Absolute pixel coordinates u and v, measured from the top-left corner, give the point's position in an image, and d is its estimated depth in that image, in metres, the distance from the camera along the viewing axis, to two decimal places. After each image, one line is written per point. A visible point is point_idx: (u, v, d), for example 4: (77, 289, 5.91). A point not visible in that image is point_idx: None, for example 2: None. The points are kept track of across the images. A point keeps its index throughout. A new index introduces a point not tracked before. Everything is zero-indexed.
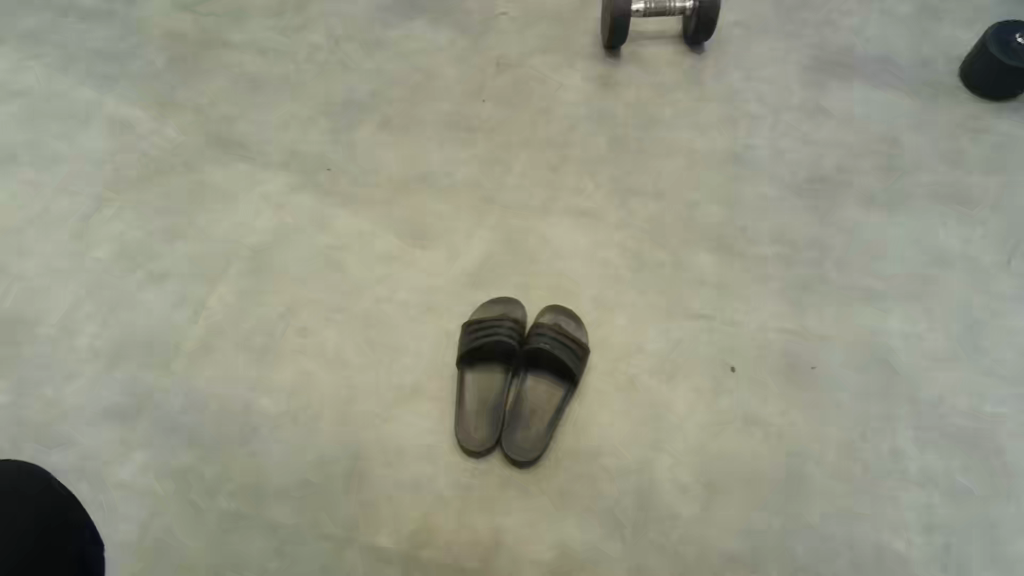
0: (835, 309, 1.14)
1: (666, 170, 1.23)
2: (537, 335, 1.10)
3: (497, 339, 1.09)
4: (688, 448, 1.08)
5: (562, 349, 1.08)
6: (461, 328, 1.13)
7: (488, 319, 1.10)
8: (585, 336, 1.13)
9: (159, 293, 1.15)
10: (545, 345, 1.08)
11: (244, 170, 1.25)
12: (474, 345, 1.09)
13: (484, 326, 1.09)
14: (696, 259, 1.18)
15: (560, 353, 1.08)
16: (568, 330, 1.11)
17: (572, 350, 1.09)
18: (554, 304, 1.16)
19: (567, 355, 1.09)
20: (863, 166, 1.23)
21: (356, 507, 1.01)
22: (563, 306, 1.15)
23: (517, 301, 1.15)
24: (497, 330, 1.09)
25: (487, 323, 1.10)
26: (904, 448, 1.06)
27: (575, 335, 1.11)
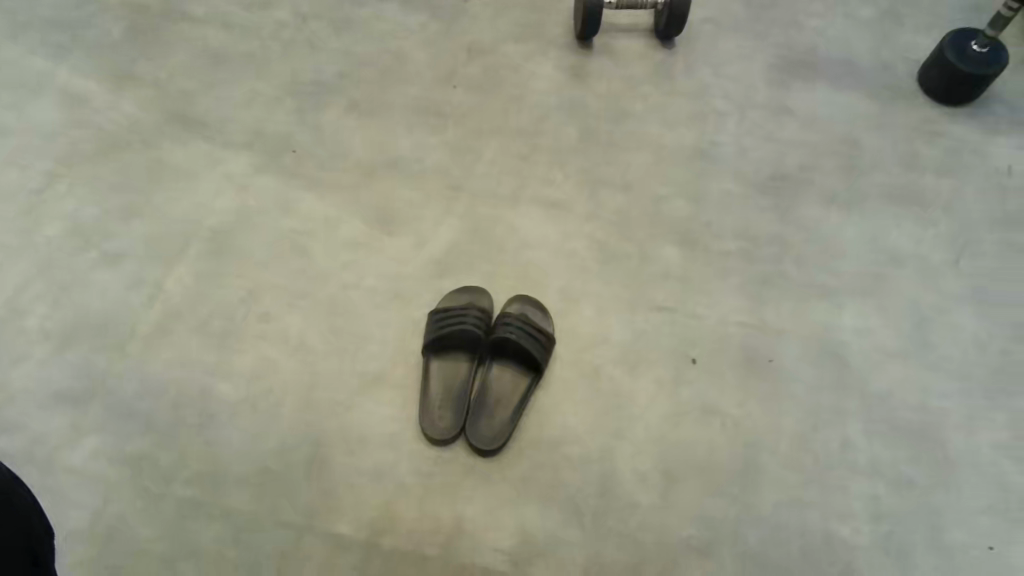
0: (793, 304, 1.14)
1: (635, 162, 1.27)
2: (503, 325, 1.05)
3: (463, 329, 1.04)
4: (649, 437, 1.02)
5: (528, 338, 1.03)
6: (428, 317, 1.10)
7: (454, 308, 1.06)
8: (551, 327, 1.09)
9: (114, 274, 1.15)
10: (510, 334, 1.03)
11: (204, 149, 1.27)
12: (440, 334, 1.04)
13: (451, 315, 1.05)
14: (663, 252, 1.18)
15: (525, 341, 1.03)
16: (534, 320, 1.06)
17: (539, 340, 1.04)
18: (523, 294, 1.11)
19: (534, 345, 1.03)
20: (825, 165, 1.28)
21: (318, 495, 0.97)
22: (530, 296, 1.11)
23: (484, 292, 1.11)
24: (462, 319, 1.05)
25: (452, 312, 1.06)
26: (854, 439, 1.04)
27: (541, 325, 1.06)
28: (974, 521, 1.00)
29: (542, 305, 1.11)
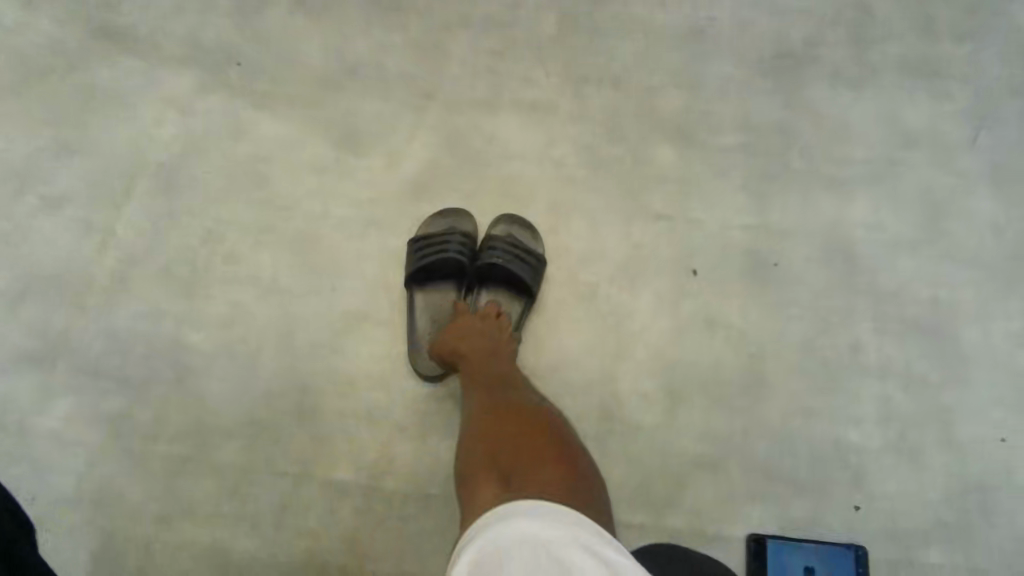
0: (800, 199, 1.06)
1: (623, 50, 1.13)
2: (488, 250, 0.98)
3: (445, 258, 0.97)
4: (650, 356, 0.98)
5: (515, 262, 0.97)
6: (407, 246, 1.02)
7: (435, 235, 0.98)
8: (541, 247, 1.01)
9: (57, 221, 1.04)
10: (498, 260, 0.96)
11: (138, 70, 1.13)
12: (422, 265, 0.98)
13: (432, 243, 0.98)
14: (658, 153, 1.07)
15: (513, 266, 0.96)
16: (522, 242, 0.99)
17: (527, 263, 0.98)
18: (508, 213, 1.03)
19: (521, 269, 0.97)
20: (833, 38, 1.15)
21: (311, 442, 0.93)
22: (516, 215, 1.03)
23: (466, 214, 1.03)
24: (444, 248, 0.98)
25: (433, 241, 0.99)
26: (864, 340, 1.00)
27: (530, 246, 1.00)
28: (984, 413, 0.97)
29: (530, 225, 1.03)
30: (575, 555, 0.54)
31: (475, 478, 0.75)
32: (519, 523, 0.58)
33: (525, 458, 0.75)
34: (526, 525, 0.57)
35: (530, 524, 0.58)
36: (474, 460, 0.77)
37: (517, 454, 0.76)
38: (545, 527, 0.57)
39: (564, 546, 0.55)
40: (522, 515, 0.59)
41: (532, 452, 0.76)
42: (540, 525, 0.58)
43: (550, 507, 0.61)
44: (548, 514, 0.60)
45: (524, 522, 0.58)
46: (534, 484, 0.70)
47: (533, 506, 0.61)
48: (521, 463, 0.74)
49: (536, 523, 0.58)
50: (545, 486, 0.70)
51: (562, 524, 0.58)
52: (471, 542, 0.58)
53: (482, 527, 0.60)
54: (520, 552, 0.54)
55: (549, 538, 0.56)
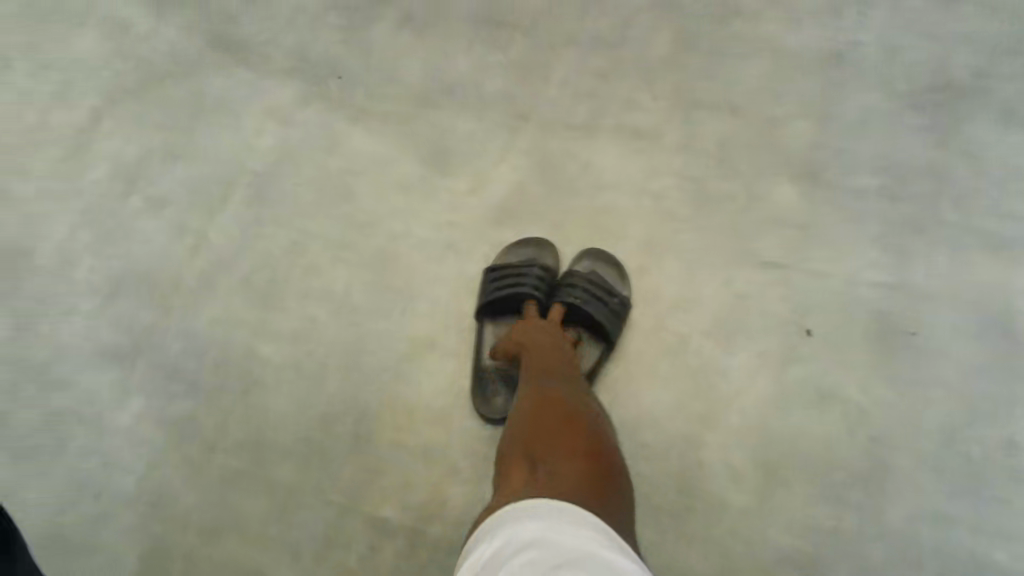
0: (948, 257, 0.89)
1: (745, 74, 1.01)
2: (566, 287, 0.89)
3: (518, 293, 0.89)
4: (746, 424, 0.85)
5: (595, 303, 0.87)
6: (482, 275, 0.95)
7: (511, 268, 0.91)
8: (627, 289, 0.91)
9: (157, 222, 1.08)
10: (576, 301, 0.87)
11: (248, 79, 1.15)
12: (493, 298, 0.90)
13: (507, 277, 0.90)
14: (775, 192, 0.94)
15: (592, 307, 0.87)
16: (606, 282, 0.89)
17: (608, 305, 0.88)
18: (593, 248, 0.94)
19: (601, 312, 0.88)
20: (1007, 69, 0.96)
21: (362, 473, 0.88)
22: (602, 251, 0.93)
23: (548, 245, 0.95)
24: (519, 282, 0.90)
25: (507, 273, 0.91)
26: (1022, 438, 0.81)
27: (615, 288, 0.90)
28: None
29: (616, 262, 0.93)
30: (573, 553, 0.49)
31: (506, 463, 0.68)
32: (522, 523, 0.53)
33: (558, 449, 0.66)
34: (528, 527, 0.53)
35: (534, 524, 0.53)
36: (510, 441, 0.71)
37: (551, 443, 0.67)
38: (551, 527, 0.52)
39: (564, 546, 0.50)
40: (525, 515, 0.54)
41: (568, 443, 0.67)
42: (544, 524, 0.53)
43: (559, 505, 0.56)
44: (554, 513, 0.54)
45: (527, 523, 0.53)
46: (558, 478, 0.62)
47: (538, 504, 0.56)
48: (552, 454, 0.66)
49: (540, 522, 0.53)
50: (568, 481, 0.62)
51: (571, 525, 0.53)
52: (475, 547, 0.54)
53: (489, 529, 0.56)
54: (515, 557, 0.49)
55: (551, 538, 0.51)
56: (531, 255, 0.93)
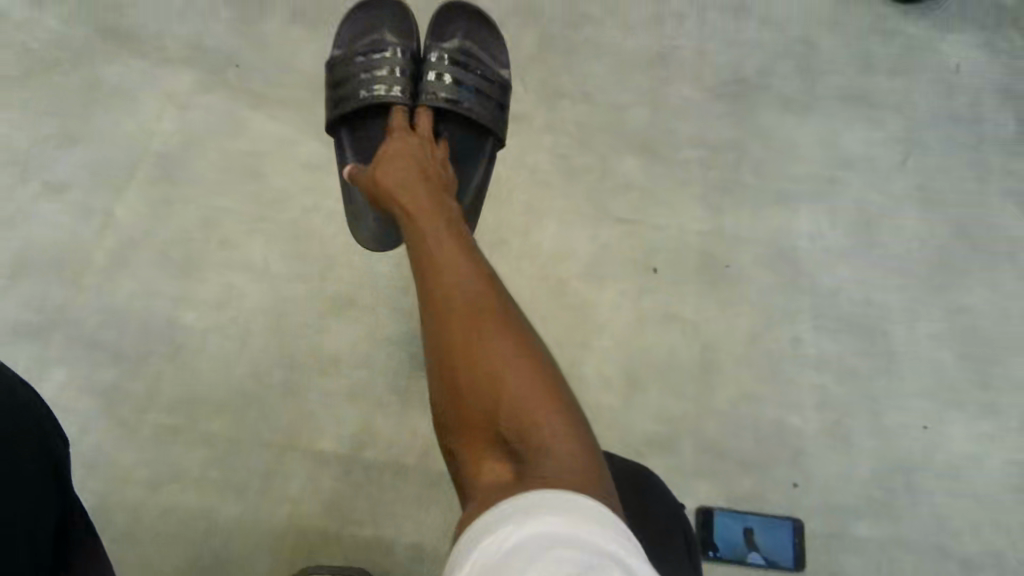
0: (752, 208, 1.18)
1: (594, 72, 1.24)
2: (427, 59, 0.98)
3: (378, 85, 0.96)
4: (615, 344, 1.07)
5: (461, 95, 0.96)
6: (343, 69, 0.99)
7: (372, 72, 0.96)
8: (485, 72, 1.00)
9: (59, 203, 1.11)
10: (438, 97, 0.95)
11: (143, 67, 1.20)
12: (353, 85, 0.98)
13: (369, 80, 0.96)
14: (624, 163, 1.18)
15: (455, 101, 0.96)
16: (465, 75, 0.98)
17: (474, 93, 0.97)
18: (449, 39, 1.01)
19: (467, 90, 0.97)
20: (781, 69, 1.28)
21: (296, 416, 1.00)
22: (457, 39, 1.01)
23: (408, 35, 1.01)
24: (377, 63, 0.97)
25: (366, 55, 0.99)
26: (803, 336, 1.11)
27: (473, 79, 0.98)
28: (911, 404, 1.09)
29: (492, 27, 1.06)
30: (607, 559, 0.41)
31: (476, 438, 0.61)
32: (536, 518, 0.45)
33: (528, 416, 0.59)
34: (545, 519, 0.45)
35: (550, 519, 0.45)
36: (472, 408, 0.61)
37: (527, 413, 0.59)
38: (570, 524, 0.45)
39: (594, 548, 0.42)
40: (541, 508, 0.46)
41: (544, 408, 0.60)
42: (564, 520, 0.45)
43: (573, 497, 0.49)
44: (574, 508, 0.47)
45: (541, 520, 0.45)
46: (547, 459, 0.55)
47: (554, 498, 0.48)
48: (528, 424, 0.59)
49: (559, 517, 0.45)
50: (564, 461, 0.55)
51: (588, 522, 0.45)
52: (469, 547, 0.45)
53: (488, 523, 0.47)
54: (533, 554, 0.41)
55: (575, 535, 0.43)
56: (388, 35, 1.02)
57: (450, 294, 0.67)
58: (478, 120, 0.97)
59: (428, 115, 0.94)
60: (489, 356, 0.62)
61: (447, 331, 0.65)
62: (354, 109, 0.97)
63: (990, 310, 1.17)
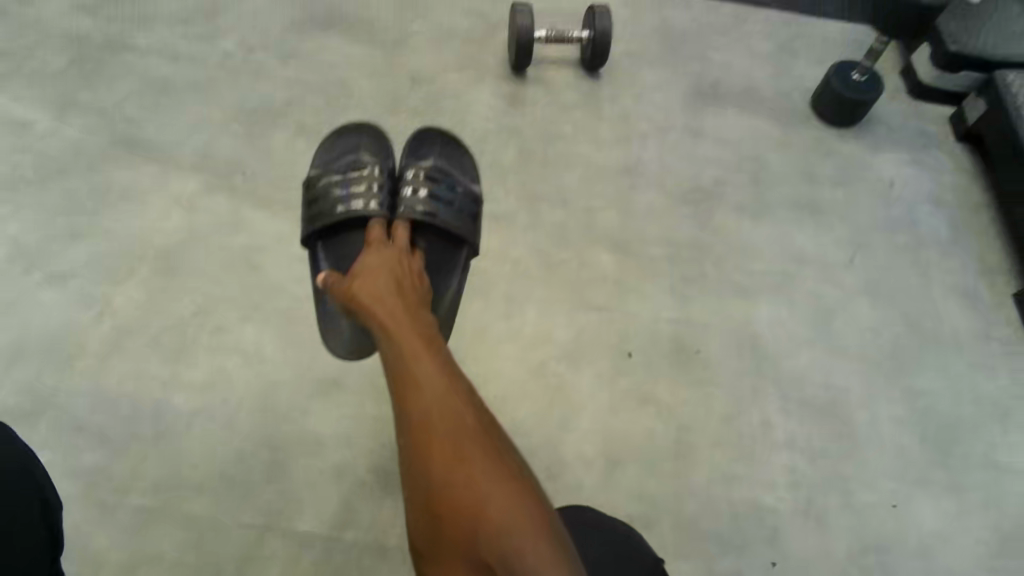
0: (715, 300, 1.27)
1: (569, 180, 1.36)
2: (404, 176, 1.09)
3: (359, 203, 1.05)
4: (594, 424, 1.13)
5: (435, 207, 1.05)
6: (324, 190, 1.08)
7: (351, 191, 1.06)
8: (458, 187, 1.10)
9: (61, 293, 1.15)
10: (416, 210, 1.04)
11: (154, 172, 1.27)
12: (333, 201, 1.06)
13: (348, 199, 1.05)
14: (598, 259, 1.28)
15: (430, 214, 1.04)
16: (439, 190, 1.07)
17: (449, 205, 1.07)
18: (424, 160, 1.12)
19: (443, 204, 1.06)
20: (736, 180, 1.42)
21: (277, 497, 1.02)
22: (432, 159, 1.12)
23: (386, 158, 1.14)
24: (357, 180, 1.07)
25: (347, 175, 1.08)
26: (773, 418, 1.17)
27: (448, 194, 1.08)
28: (880, 483, 1.14)
29: (463, 149, 1.19)
30: None
31: (451, 558, 0.67)
32: None
33: (497, 534, 0.65)
34: None
35: None
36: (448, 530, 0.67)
37: (495, 531, 0.65)
38: None
39: None
40: None
41: (511, 523, 0.65)
42: None
43: None
44: None
45: None
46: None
47: None
48: (497, 542, 0.64)
49: None
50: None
51: None
52: None
53: None
54: None
55: None
56: (367, 156, 1.13)
57: (429, 421, 0.72)
58: (453, 230, 1.05)
59: (405, 228, 1.02)
60: (469, 479, 0.68)
61: (430, 458, 0.71)
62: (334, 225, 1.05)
63: (944, 392, 1.25)
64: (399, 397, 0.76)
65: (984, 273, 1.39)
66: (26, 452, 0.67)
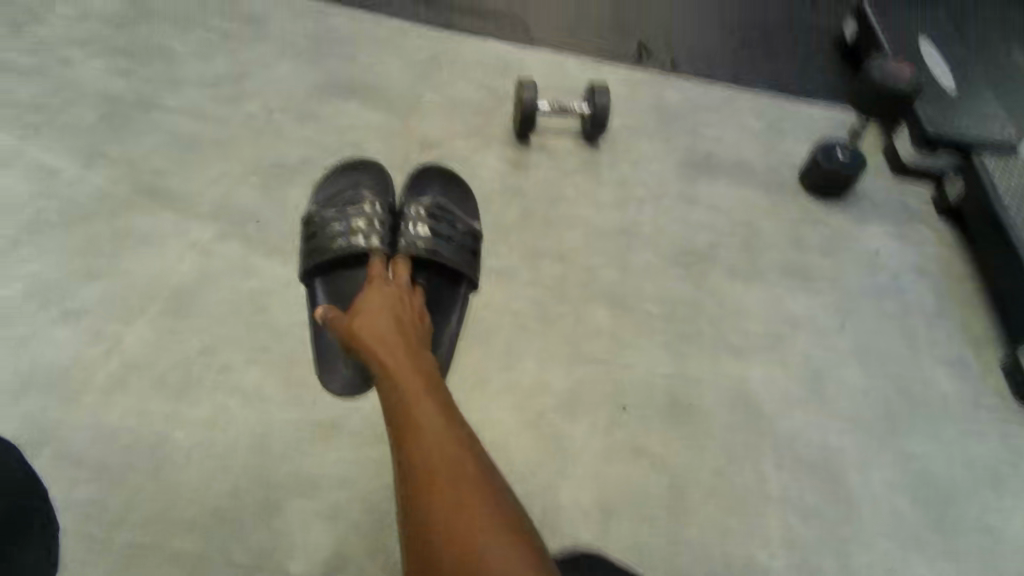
0: (708, 357, 1.31)
1: (569, 239, 1.42)
2: (405, 213, 1.16)
3: (360, 239, 1.11)
4: (587, 475, 1.16)
5: (436, 244, 1.12)
6: (324, 223, 1.14)
7: (353, 226, 1.12)
8: (458, 225, 1.18)
9: (74, 330, 1.18)
10: (417, 247, 1.11)
11: (173, 219, 1.33)
12: (334, 235, 1.12)
13: (350, 234, 1.11)
14: (595, 314, 1.33)
15: (430, 251, 1.11)
16: (439, 228, 1.15)
17: (450, 242, 1.14)
18: (425, 197, 1.20)
19: (444, 241, 1.14)
20: (729, 245, 1.47)
21: (270, 538, 1.05)
22: (433, 196, 1.20)
23: (387, 196, 1.21)
24: (358, 215, 1.13)
25: (348, 209, 1.14)
26: (767, 474, 1.21)
27: (448, 233, 1.15)
28: (874, 543, 1.18)
29: (461, 184, 1.27)
30: None
31: None
32: None
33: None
34: None
35: None
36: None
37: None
38: None
39: None
40: None
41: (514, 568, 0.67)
42: None
43: None
44: None
45: None
46: None
47: None
48: None
49: None
50: None
51: None
52: None
53: None
54: None
55: None
56: (367, 193, 1.20)
57: (431, 462, 0.74)
58: (452, 266, 1.13)
59: (407, 263, 1.09)
60: (471, 524, 0.69)
61: (432, 499, 0.72)
62: (335, 259, 1.11)
63: (936, 455, 1.27)
64: (400, 440, 0.77)
65: (971, 342, 1.43)
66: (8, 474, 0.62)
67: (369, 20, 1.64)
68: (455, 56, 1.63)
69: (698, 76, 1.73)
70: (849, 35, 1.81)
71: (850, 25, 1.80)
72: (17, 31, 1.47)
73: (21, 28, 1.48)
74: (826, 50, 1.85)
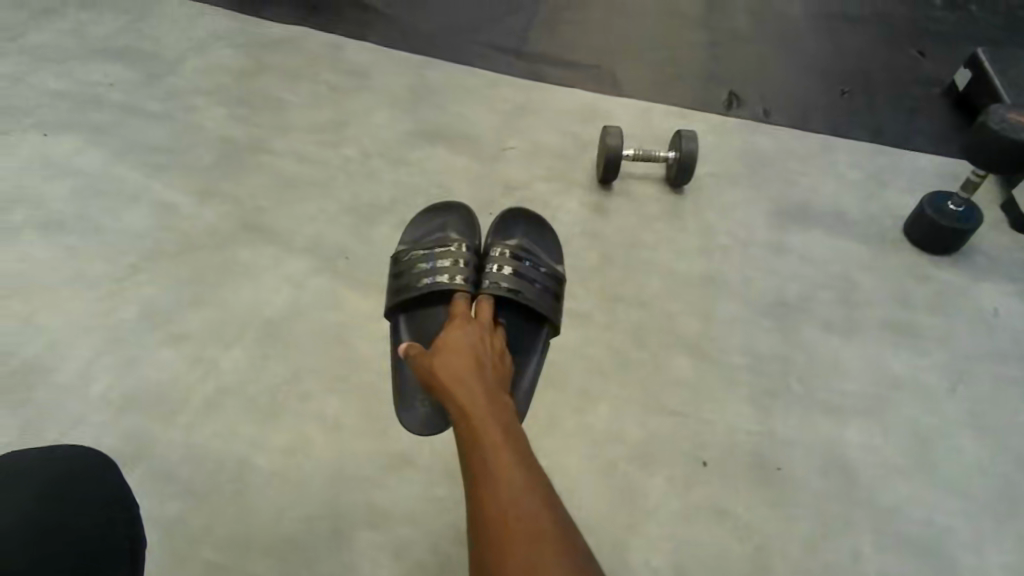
0: (799, 416, 1.23)
1: (649, 285, 1.39)
2: (489, 254, 1.18)
3: (445, 278, 1.13)
4: (661, 533, 1.10)
5: (518, 285, 1.13)
6: (411, 261, 1.18)
7: (439, 266, 1.15)
8: (540, 268, 1.19)
9: (176, 352, 1.27)
10: (500, 287, 1.12)
11: (271, 252, 1.41)
12: (420, 273, 1.15)
13: (436, 273, 1.14)
14: (675, 362, 1.28)
15: (512, 291, 1.12)
16: (522, 269, 1.15)
17: (531, 284, 1.15)
18: (509, 240, 1.22)
19: (526, 283, 1.14)
20: (823, 297, 1.39)
21: (336, 568, 1.06)
22: (516, 241, 1.22)
23: (471, 238, 1.24)
24: (444, 255, 1.16)
25: (435, 249, 1.18)
26: (864, 550, 1.10)
27: (530, 274, 1.16)
28: None
29: (545, 227, 1.28)
30: None
31: None
32: None
33: None
34: None
35: None
36: None
37: None
38: None
39: None
40: None
41: None
42: None
43: None
44: None
45: None
46: None
47: None
48: None
49: None
50: None
51: None
52: None
53: None
54: None
55: None
56: (454, 236, 1.23)
57: (505, 505, 0.73)
58: (533, 307, 1.13)
59: (489, 302, 1.10)
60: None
61: (504, 542, 0.71)
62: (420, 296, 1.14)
63: None
64: (475, 478, 0.77)
65: None
66: (78, 476, 0.65)
67: (462, 73, 1.72)
68: (542, 105, 1.67)
69: (789, 124, 1.69)
70: (963, 83, 1.73)
71: (964, 73, 1.73)
72: (154, 82, 1.65)
73: (157, 79, 1.65)
74: (933, 98, 1.76)
